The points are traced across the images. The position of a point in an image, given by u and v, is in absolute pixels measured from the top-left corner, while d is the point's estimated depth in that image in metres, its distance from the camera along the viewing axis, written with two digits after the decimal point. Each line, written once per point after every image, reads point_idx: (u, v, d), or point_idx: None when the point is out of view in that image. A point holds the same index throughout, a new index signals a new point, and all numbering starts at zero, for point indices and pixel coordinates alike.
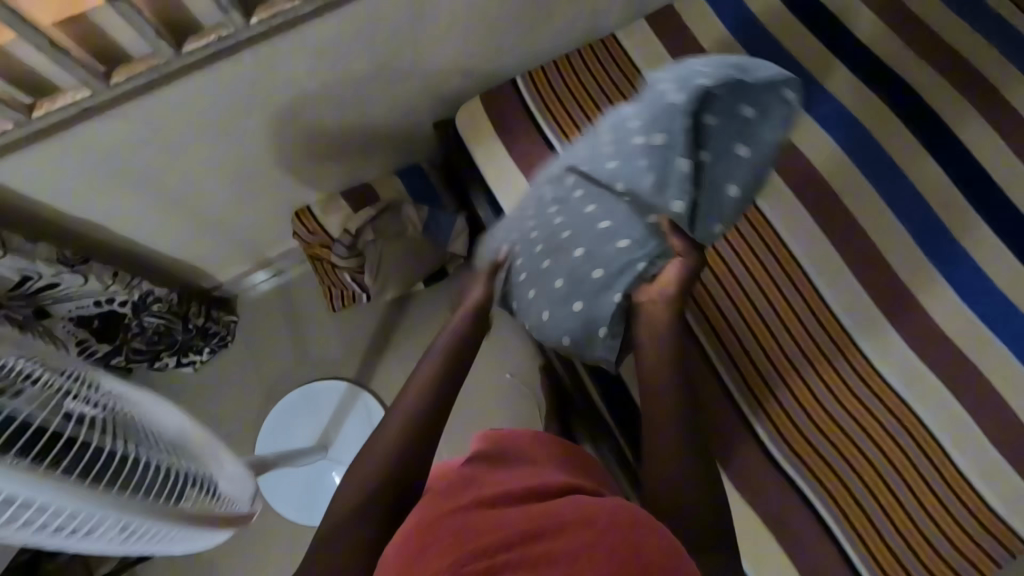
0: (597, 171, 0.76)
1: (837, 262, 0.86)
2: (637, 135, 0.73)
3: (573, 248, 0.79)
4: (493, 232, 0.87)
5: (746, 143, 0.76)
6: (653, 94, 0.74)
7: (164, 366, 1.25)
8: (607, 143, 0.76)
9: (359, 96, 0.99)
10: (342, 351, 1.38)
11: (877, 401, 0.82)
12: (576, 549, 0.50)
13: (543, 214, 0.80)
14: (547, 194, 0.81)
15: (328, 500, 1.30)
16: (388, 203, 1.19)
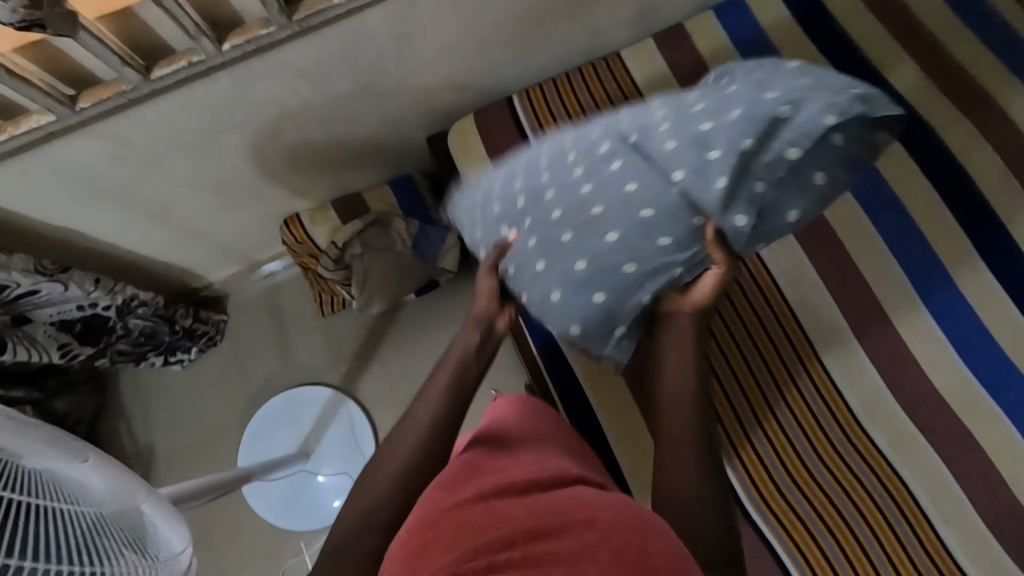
0: (655, 151, 0.71)
1: (823, 305, 0.93)
2: (708, 124, 0.68)
3: (606, 230, 0.72)
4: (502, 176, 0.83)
5: (825, 173, 0.71)
6: (743, 97, 0.69)
7: (153, 364, 1.31)
8: (671, 124, 0.71)
9: (347, 115, 0.98)
10: (329, 360, 1.42)
11: (851, 446, 0.88)
12: (577, 551, 0.50)
13: (579, 177, 0.74)
14: (588, 159, 0.74)
15: (306, 509, 1.31)
16: (380, 213, 1.19)
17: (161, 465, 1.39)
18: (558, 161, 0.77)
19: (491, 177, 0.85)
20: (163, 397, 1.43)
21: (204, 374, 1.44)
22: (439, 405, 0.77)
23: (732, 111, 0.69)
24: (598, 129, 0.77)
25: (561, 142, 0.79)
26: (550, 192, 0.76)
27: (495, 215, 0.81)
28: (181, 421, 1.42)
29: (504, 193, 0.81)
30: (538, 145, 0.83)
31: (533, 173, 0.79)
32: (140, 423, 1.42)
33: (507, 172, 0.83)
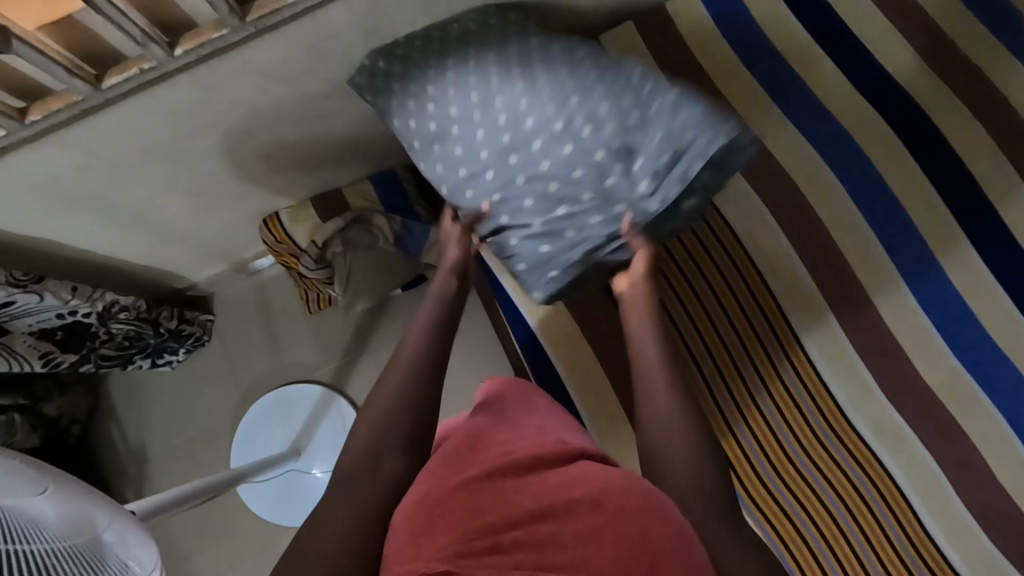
0: (604, 140, 0.77)
1: (788, 262, 0.93)
2: (638, 131, 0.77)
3: (558, 204, 0.79)
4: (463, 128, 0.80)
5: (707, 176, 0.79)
6: (666, 112, 0.77)
7: (140, 367, 1.30)
8: (614, 121, 0.77)
9: (319, 113, 0.95)
10: (319, 358, 1.42)
11: (815, 409, 0.90)
12: (582, 535, 0.53)
13: (536, 147, 0.78)
14: (546, 133, 0.77)
15: (300, 505, 1.32)
16: (359, 210, 1.18)
17: (156, 464, 1.40)
18: (513, 117, 0.78)
19: (440, 102, 0.80)
20: (155, 397, 1.43)
21: (195, 373, 1.44)
22: (419, 353, 0.77)
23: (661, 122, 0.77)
24: (551, 89, 0.77)
25: (512, 91, 0.78)
26: (508, 152, 0.79)
27: (454, 157, 0.81)
28: (175, 420, 1.42)
29: (463, 134, 0.80)
30: (485, 74, 0.79)
31: (492, 123, 0.78)
32: (133, 423, 1.42)
33: (462, 106, 0.79)
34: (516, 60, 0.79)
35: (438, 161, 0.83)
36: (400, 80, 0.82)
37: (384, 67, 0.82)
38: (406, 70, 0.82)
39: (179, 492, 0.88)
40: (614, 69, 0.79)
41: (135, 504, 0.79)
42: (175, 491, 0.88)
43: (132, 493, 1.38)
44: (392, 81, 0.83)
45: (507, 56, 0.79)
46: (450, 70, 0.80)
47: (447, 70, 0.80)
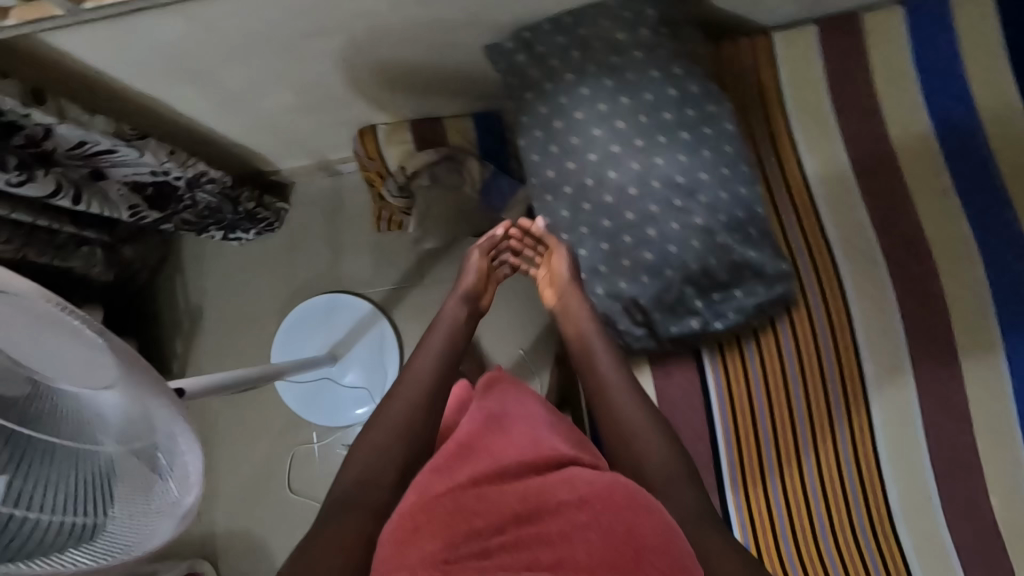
0: (713, 224, 0.78)
1: (894, 339, 0.86)
2: (723, 215, 0.78)
3: (630, 233, 0.79)
4: (587, 119, 0.79)
5: (760, 287, 0.82)
6: (751, 211, 0.80)
7: (213, 236, 1.35)
8: (707, 199, 0.78)
9: (447, 41, 0.89)
10: (374, 275, 1.44)
11: (860, 494, 0.86)
12: (569, 532, 0.63)
13: (649, 211, 0.78)
14: (650, 169, 0.78)
15: (321, 409, 1.38)
16: (455, 150, 1.13)
17: (205, 327, 1.48)
18: (634, 176, 0.78)
19: (568, 136, 0.80)
20: (219, 265, 1.49)
21: (260, 254, 1.48)
22: (426, 369, 0.97)
23: (740, 215, 0.79)
24: (676, 161, 0.77)
25: (639, 150, 0.78)
26: (621, 206, 0.79)
27: (566, 151, 0.80)
28: (231, 292, 1.48)
29: (582, 124, 0.79)
30: (618, 123, 0.78)
31: (612, 129, 0.78)
32: (194, 283, 1.50)
33: (593, 98, 0.79)
34: (650, 120, 0.78)
35: (548, 188, 0.83)
36: (536, 93, 0.83)
37: (524, 73, 0.84)
38: (545, 89, 0.82)
39: (229, 377, 0.92)
40: (736, 158, 0.79)
41: (186, 381, 0.82)
42: (227, 375, 0.92)
43: (180, 345, 1.48)
44: (527, 99, 0.84)
45: (644, 114, 0.78)
46: (587, 107, 0.79)
47: (581, 108, 0.79)
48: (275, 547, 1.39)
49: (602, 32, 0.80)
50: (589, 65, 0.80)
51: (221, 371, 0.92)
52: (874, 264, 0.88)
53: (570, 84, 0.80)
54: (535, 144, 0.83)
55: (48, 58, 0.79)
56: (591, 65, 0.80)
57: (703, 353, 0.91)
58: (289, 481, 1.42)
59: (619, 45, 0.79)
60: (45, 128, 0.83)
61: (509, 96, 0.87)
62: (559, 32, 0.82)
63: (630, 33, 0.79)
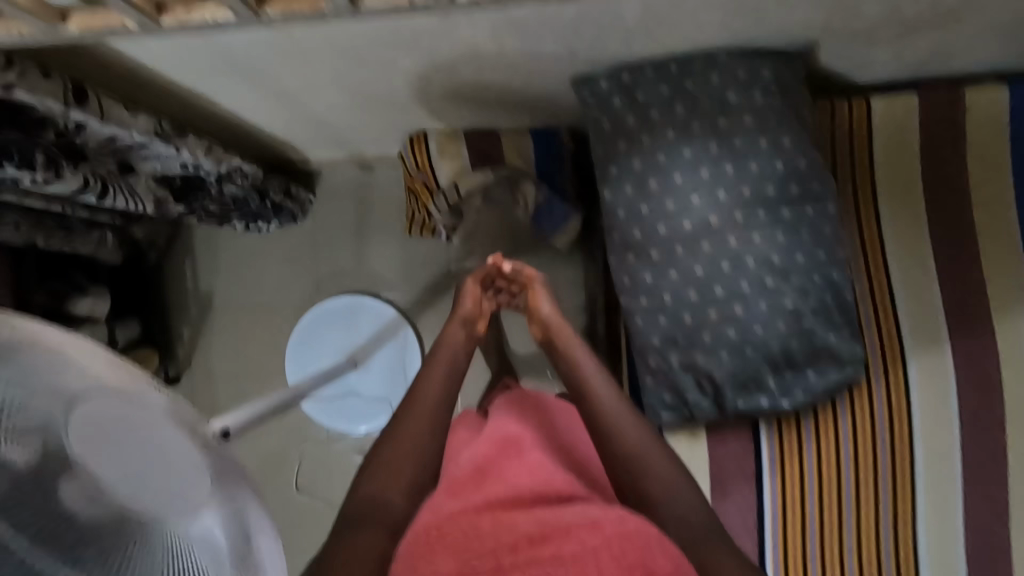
0: (801, 308, 0.75)
1: (947, 426, 0.87)
2: (812, 298, 0.75)
3: (715, 308, 0.76)
4: (686, 184, 0.74)
5: (834, 369, 0.80)
6: (839, 295, 0.77)
7: (233, 225, 1.25)
8: (800, 281, 0.75)
9: (535, 70, 0.82)
10: (401, 280, 1.38)
11: (893, 565, 0.88)
12: (580, 554, 0.57)
13: (740, 288, 0.75)
14: (745, 244, 0.74)
15: (336, 414, 1.34)
16: (511, 167, 1.06)
17: (215, 316, 1.40)
18: (729, 251, 0.74)
19: (662, 198, 0.75)
20: (233, 252, 1.41)
21: (279, 244, 1.40)
22: (446, 383, 0.87)
23: (827, 297, 0.76)
24: (774, 240, 0.74)
25: (739, 224, 0.74)
26: (711, 280, 0.75)
27: (659, 215, 0.76)
28: (246, 281, 1.40)
29: (680, 189, 0.75)
30: (718, 194, 0.74)
31: (713, 199, 0.74)
32: (205, 268, 1.41)
33: (695, 162, 0.74)
34: (753, 193, 0.73)
35: (632, 249, 0.79)
36: (630, 145, 0.77)
37: (617, 120, 0.78)
38: (641, 142, 0.76)
39: (264, 404, 0.86)
40: (834, 241, 0.76)
41: (230, 418, 0.76)
42: (262, 402, 0.86)
43: (187, 332, 1.41)
44: (619, 149, 0.78)
45: (747, 187, 0.73)
46: (687, 171, 0.74)
47: (681, 172, 0.74)
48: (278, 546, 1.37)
49: (712, 90, 0.74)
50: (694, 123, 0.74)
51: (257, 398, 0.86)
52: (943, 353, 0.87)
53: (671, 142, 0.75)
54: (624, 199, 0.78)
55: (91, 51, 0.70)
56: (696, 125, 0.74)
57: (759, 422, 0.91)
58: (296, 481, 1.39)
59: (730, 107, 0.74)
60: (77, 124, 0.73)
61: (597, 141, 0.81)
62: (663, 81, 0.76)
63: (742, 95, 0.74)
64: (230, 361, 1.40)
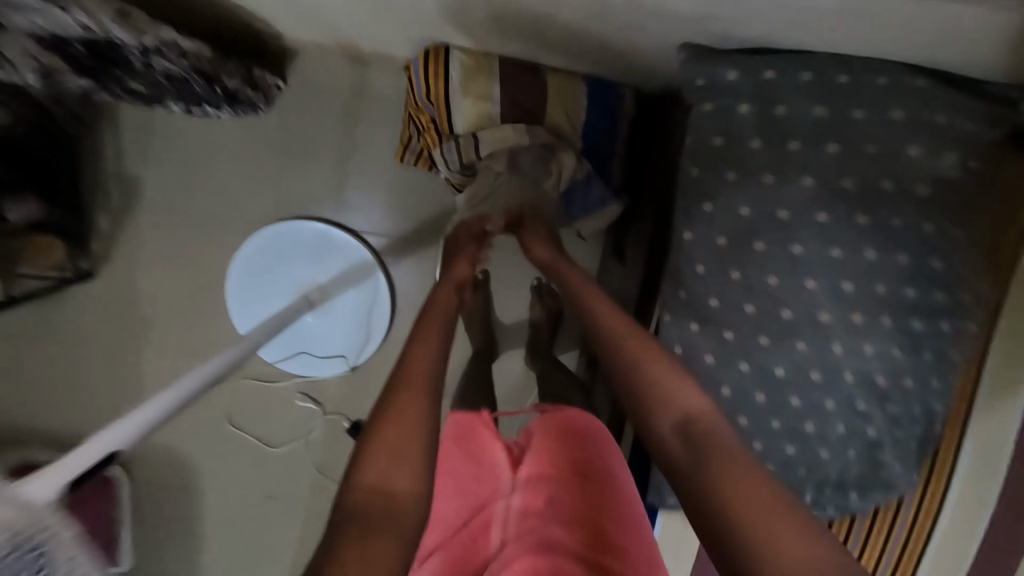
0: (882, 438, 0.59)
1: (963, 555, 0.76)
2: (900, 428, 0.59)
3: (782, 416, 0.59)
4: (804, 260, 0.53)
5: (882, 496, 0.66)
6: (928, 426, 0.61)
7: (171, 108, 0.95)
8: (896, 410, 0.58)
9: (630, 24, 0.55)
10: (382, 216, 1.14)
11: None
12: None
13: (821, 405, 0.57)
14: (850, 354, 0.55)
15: (284, 354, 1.16)
16: (551, 129, 0.83)
17: (144, 210, 1.14)
18: (826, 359, 0.55)
19: (763, 266, 0.54)
20: (178, 134, 1.12)
21: (238, 138, 1.12)
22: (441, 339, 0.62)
23: (915, 427, 0.60)
24: (886, 357, 0.55)
25: (852, 329, 0.54)
26: (788, 387, 0.57)
27: (750, 287, 0.55)
28: (187, 174, 1.13)
29: (791, 262, 0.53)
30: (843, 285, 0.53)
31: (830, 289, 0.53)
32: (138, 145, 1.12)
33: (826, 234, 0.52)
34: (886, 293, 0.53)
35: (698, 317, 0.59)
36: (741, 176, 0.54)
37: (735, 140, 0.54)
38: (760, 184, 0.53)
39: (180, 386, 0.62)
40: (954, 367, 0.58)
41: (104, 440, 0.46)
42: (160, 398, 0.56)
43: (106, 223, 1.14)
44: (726, 183, 0.55)
45: (883, 284, 0.53)
46: (813, 243, 0.52)
47: (800, 240, 0.53)
48: (201, 471, 1.27)
49: (886, 131, 0.51)
50: (844, 177, 0.51)
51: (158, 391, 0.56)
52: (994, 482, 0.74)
53: (802, 194, 0.52)
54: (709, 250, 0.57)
55: None
56: (845, 179, 0.51)
57: None
58: (227, 411, 1.24)
59: (904, 167, 0.51)
60: None
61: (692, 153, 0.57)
62: (817, 97, 0.51)
63: (926, 150, 0.50)
64: (160, 268, 1.16)
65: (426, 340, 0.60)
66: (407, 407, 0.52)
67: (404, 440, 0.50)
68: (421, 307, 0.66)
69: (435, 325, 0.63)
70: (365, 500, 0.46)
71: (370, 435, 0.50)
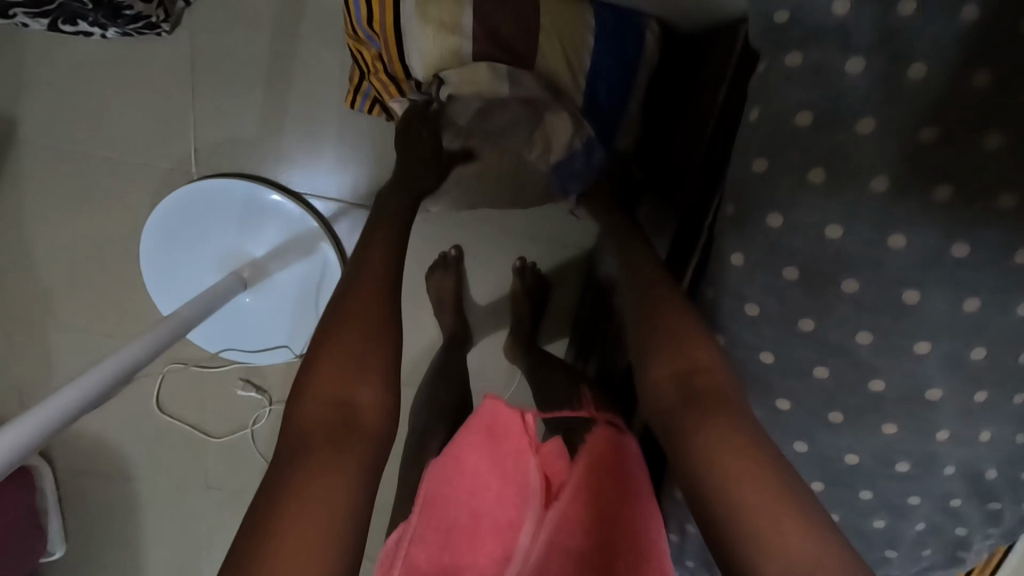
0: (969, 535, 0.53)
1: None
2: (994, 528, 0.53)
3: (859, 495, 0.52)
4: (909, 324, 0.45)
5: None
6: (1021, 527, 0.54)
7: (28, 21, 0.71)
8: (996, 508, 0.51)
9: None
10: (332, 175, 0.92)
11: None
12: None
13: (906, 496, 0.51)
14: (959, 442, 0.48)
15: (206, 328, 0.96)
16: (543, 76, 0.65)
17: (27, 155, 0.90)
18: (929, 445, 0.48)
19: (845, 310, 0.46)
20: (62, 60, 0.87)
21: (143, 66, 0.88)
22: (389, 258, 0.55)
23: (1002, 529, 0.53)
24: (1001, 443, 0.48)
25: (973, 409, 0.46)
26: (864, 473, 0.51)
27: (834, 352, 0.48)
28: (77, 113, 0.89)
29: (899, 329, 0.45)
30: (970, 354, 0.45)
31: (950, 367, 0.45)
32: (9, 71, 0.87)
33: (954, 292, 0.43)
34: None
35: (750, 378, 0.51)
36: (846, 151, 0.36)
37: (828, 116, 0.44)
38: (868, 190, 0.44)
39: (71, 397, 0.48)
40: None
41: None
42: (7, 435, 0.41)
43: None
44: (807, 186, 0.45)
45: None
46: (935, 292, 0.44)
47: (915, 295, 0.44)
48: (132, 466, 1.10)
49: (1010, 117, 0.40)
50: (1004, 191, 0.41)
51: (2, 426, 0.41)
52: None
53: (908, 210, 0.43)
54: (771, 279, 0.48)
55: None
56: (1004, 194, 0.41)
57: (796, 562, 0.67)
58: (157, 397, 1.06)
59: None
60: None
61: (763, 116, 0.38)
62: None
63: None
64: (58, 229, 0.93)
65: (380, 244, 0.56)
66: (358, 327, 0.47)
67: (362, 353, 0.45)
68: (372, 207, 0.62)
69: (386, 234, 0.58)
70: (327, 412, 0.41)
71: (330, 345, 0.45)
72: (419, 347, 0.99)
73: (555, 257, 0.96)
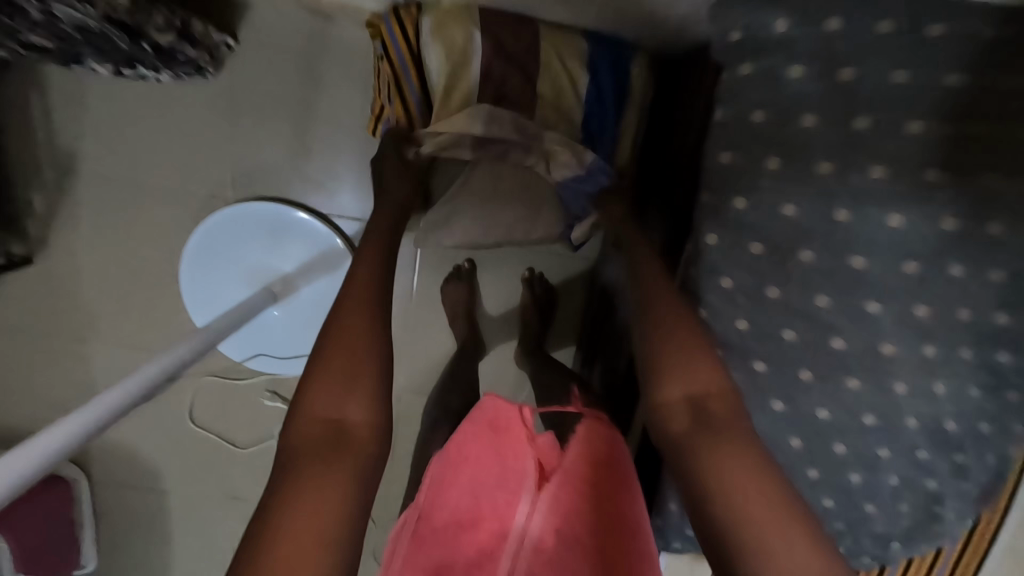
0: (941, 488, 0.57)
1: None
2: (965, 482, 0.57)
3: (834, 451, 0.57)
4: (860, 288, 0.51)
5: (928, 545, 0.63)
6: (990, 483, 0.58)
7: (94, 67, 0.81)
8: (960, 459, 0.56)
9: None
10: (354, 195, 1.01)
11: None
12: None
13: (877, 449, 0.56)
14: (917, 394, 0.53)
15: (232, 339, 1.03)
16: (546, 91, 0.77)
17: (81, 185, 1.00)
18: (889, 397, 0.54)
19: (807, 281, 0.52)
20: (116, 100, 0.98)
21: (187, 103, 0.98)
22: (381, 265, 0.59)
23: (972, 484, 0.58)
24: (957, 396, 0.53)
25: (926, 363, 0.52)
26: (836, 429, 0.56)
27: (797, 315, 0.53)
28: (127, 146, 0.99)
29: (851, 291, 0.51)
30: (914, 310, 0.51)
31: (899, 322, 0.51)
32: (69, 111, 0.98)
33: (897, 256, 0.50)
34: (970, 321, 0.50)
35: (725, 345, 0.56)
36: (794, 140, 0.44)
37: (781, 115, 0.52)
38: (815, 173, 0.50)
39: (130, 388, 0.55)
40: None
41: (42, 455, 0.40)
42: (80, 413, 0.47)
43: (40, 204, 1.00)
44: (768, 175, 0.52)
45: (966, 311, 0.50)
46: (878, 258, 0.50)
47: (863, 259, 0.51)
48: (163, 476, 1.15)
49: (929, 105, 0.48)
50: (931, 167, 0.48)
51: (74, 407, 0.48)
52: None
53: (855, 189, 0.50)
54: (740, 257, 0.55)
55: None
56: (931, 169, 0.48)
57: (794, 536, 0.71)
58: (189, 409, 1.13)
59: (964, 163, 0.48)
60: None
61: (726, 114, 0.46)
62: None
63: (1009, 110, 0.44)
64: (104, 251, 1.02)
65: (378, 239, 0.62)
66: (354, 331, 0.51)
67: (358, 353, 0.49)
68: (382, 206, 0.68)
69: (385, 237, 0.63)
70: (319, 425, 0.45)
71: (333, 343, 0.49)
72: (435, 354, 1.05)
73: (559, 265, 1.03)
